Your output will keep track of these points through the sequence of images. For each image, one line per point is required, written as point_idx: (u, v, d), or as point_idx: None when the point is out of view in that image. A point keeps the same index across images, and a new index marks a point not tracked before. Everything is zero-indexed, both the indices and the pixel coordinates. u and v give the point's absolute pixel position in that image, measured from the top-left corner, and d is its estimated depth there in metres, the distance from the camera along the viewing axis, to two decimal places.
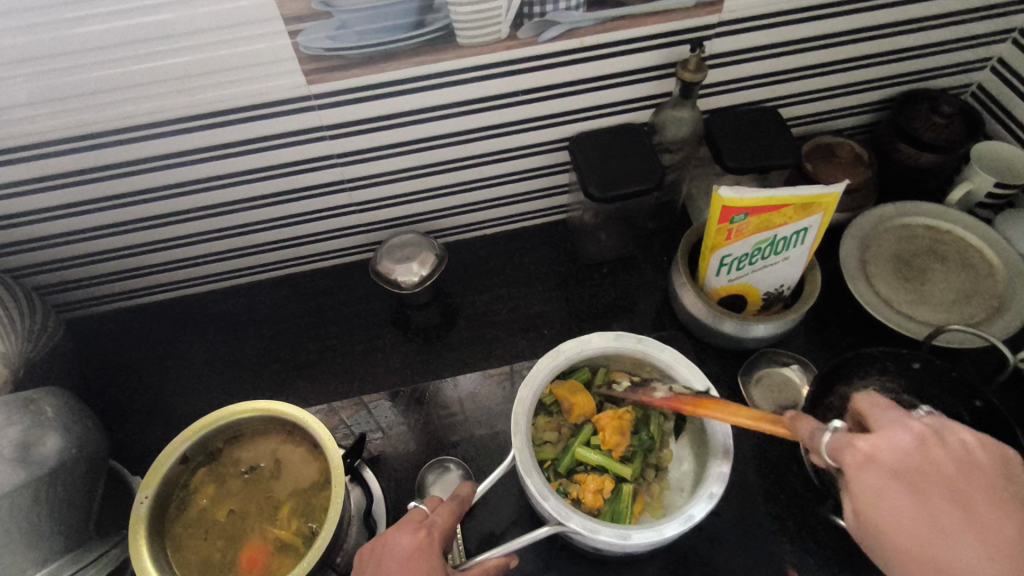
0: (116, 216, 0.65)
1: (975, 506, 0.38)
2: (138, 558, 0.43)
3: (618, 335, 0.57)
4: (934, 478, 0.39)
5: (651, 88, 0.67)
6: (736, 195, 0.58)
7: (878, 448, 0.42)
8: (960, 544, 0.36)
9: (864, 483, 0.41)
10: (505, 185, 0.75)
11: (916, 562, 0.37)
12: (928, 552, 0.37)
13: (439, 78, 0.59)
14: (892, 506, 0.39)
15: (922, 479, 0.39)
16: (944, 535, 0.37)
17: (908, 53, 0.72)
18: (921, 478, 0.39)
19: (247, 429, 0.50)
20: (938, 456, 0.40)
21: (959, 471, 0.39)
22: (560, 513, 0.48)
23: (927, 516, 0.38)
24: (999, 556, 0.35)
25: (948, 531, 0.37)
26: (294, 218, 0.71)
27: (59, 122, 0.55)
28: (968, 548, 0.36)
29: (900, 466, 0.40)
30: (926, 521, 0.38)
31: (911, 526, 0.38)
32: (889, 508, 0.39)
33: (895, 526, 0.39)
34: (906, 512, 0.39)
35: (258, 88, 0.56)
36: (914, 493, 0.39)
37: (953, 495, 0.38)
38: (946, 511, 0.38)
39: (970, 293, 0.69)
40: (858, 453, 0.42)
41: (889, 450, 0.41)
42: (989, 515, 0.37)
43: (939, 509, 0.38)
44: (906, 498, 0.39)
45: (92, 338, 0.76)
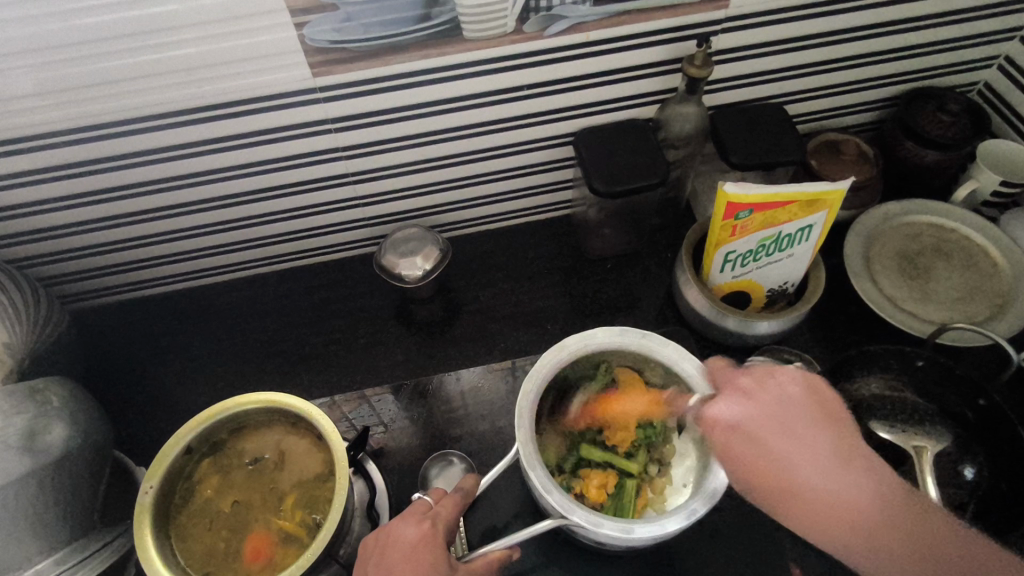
0: (121, 208, 0.65)
1: (817, 440, 0.46)
2: (143, 548, 0.43)
3: (623, 331, 0.57)
4: (783, 425, 0.47)
5: (657, 83, 0.67)
6: (742, 191, 0.58)
7: (733, 415, 0.48)
8: (818, 477, 0.44)
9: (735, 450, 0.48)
10: (509, 180, 0.75)
11: (793, 506, 0.45)
12: (799, 496, 0.45)
13: (445, 72, 0.59)
14: (754, 459, 0.46)
15: (775, 431, 0.47)
16: (804, 475, 0.45)
17: (915, 50, 0.71)
18: (767, 429, 0.47)
19: (252, 420, 0.50)
20: (782, 404, 0.48)
21: (802, 412, 0.47)
22: (564, 507, 0.48)
23: (791, 463, 0.45)
24: (856, 480, 0.44)
25: (809, 471, 0.45)
26: (299, 211, 0.71)
27: (65, 113, 0.55)
28: (832, 481, 0.44)
29: (752, 429, 0.47)
30: (790, 465, 0.45)
31: (774, 473, 0.46)
32: (758, 462, 0.46)
33: (765, 477, 0.46)
34: (769, 461, 0.46)
35: (264, 81, 0.56)
36: (773, 445, 0.46)
37: (801, 436, 0.46)
38: (798, 452, 0.46)
39: (975, 292, 0.69)
40: (723, 421, 0.48)
41: (744, 412, 0.48)
42: (830, 446, 0.46)
43: (795, 452, 0.45)
44: (768, 451, 0.46)
45: (96, 329, 0.76)
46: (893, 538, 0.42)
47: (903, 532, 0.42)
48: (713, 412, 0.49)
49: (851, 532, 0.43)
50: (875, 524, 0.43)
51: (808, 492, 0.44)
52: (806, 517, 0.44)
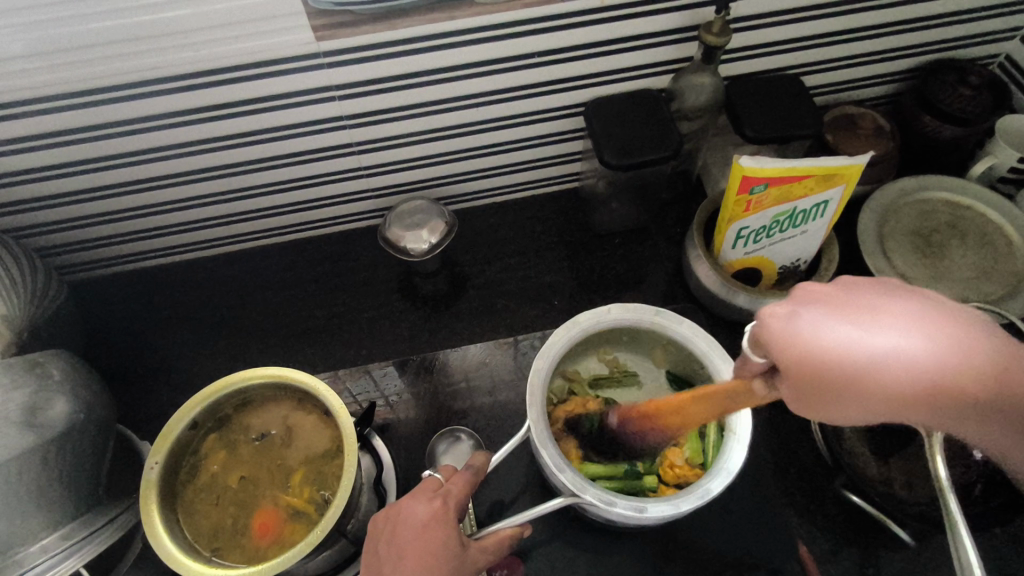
0: (117, 176, 0.63)
1: (895, 316, 0.33)
2: (151, 523, 0.42)
3: (636, 306, 0.55)
4: (840, 308, 0.34)
5: (671, 51, 0.65)
6: (757, 164, 0.57)
7: (862, 328, 0.33)
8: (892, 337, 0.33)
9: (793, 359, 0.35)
10: (517, 152, 0.73)
11: (876, 402, 0.34)
12: (897, 390, 0.33)
13: (453, 37, 0.57)
14: (801, 355, 0.35)
15: (815, 321, 0.34)
16: (887, 369, 0.33)
17: (938, 20, 0.69)
18: (835, 320, 0.34)
19: (257, 395, 0.49)
20: (864, 292, 0.35)
21: (857, 295, 0.35)
22: (577, 486, 0.48)
23: (892, 338, 0.33)
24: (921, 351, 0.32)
25: (880, 316, 0.33)
26: (301, 181, 0.70)
27: (58, 76, 0.53)
28: (936, 364, 0.32)
29: (808, 330, 0.35)
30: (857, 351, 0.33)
31: (834, 366, 0.34)
32: (822, 363, 0.34)
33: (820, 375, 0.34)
34: (823, 357, 0.34)
35: (266, 44, 0.54)
36: (823, 338, 0.34)
37: (860, 312, 0.34)
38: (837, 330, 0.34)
39: (989, 270, 0.68)
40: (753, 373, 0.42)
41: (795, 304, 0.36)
42: (913, 331, 0.33)
43: (859, 334, 0.33)
44: (810, 353, 0.34)
45: (95, 300, 0.74)
46: (937, 396, 0.33)
47: (975, 396, 0.33)
48: (774, 320, 0.36)
49: (888, 401, 0.33)
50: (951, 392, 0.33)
51: (885, 392, 0.33)
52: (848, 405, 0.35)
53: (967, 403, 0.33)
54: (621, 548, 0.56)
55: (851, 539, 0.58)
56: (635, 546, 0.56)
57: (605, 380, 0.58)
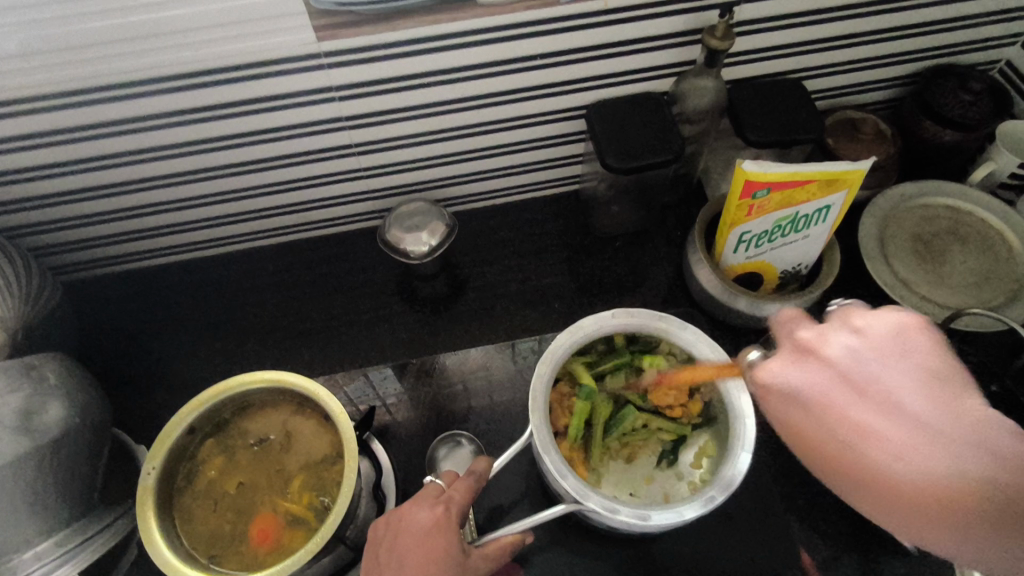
0: (114, 176, 0.63)
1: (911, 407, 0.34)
2: (147, 529, 0.42)
3: (639, 312, 0.55)
4: (855, 377, 0.36)
5: (674, 54, 0.64)
6: (761, 169, 0.57)
7: (881, 413, 0.34)
8: (889, 423, 0.34)
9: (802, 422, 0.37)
10: (518, 154, 0.73)
11: (882, 496, 0.33)
12: (887, 486, 0.33)
13: (456, 38, 0.57)
14: (819, 427, 0.36)
15: (838, 398, 0.36)
16: (886, 449, 0.33)
17: (940, 25, 0.69)
18: (837, 396, 0.36)
19: (256, 400, 0.49)
20: (886, 353, 0.37)
21: (882, 361, 0.36)
22: (579, 492, 0.47)
23: (917, 419, 0.33)
24: (930, 445, 0.32)
25: (906, 402, 0.34)
26: (300, 182, 0.69)
27: (54, 75, 0.52)
28: (940, 459, 0.32)
29: (820, 390, 0.37)
30: (864, 429, 0.34)
31: (835, 432, 0.35)
32: (818, 429, 0.36)
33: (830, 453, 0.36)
34: (826, 424, 0.36)
35: (267, 44, 0.53)
36: (844, 408, 0.35)
37: (886, 373, 0.36)
38: (859, 406, 0.35)
39: (990, 276, 0.68)
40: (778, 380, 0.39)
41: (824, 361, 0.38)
42: (923, 412, 0.34)
43: (872, 414, 0.35)
44: (827, 417, 0.36)
45: (90, 301, 0.73)
46: (944, 503, 0.31)
47: (952, 494, 0.31)
48: (768, 375, 0.39)
49: (908, 501, 0.32)
50: (950, 497, 0.31)
51: (877, 470, 0.33)
52: (886, 507, 0.33)
53: (968, 523, 0.30)
54: (621, 554, 0.55)
55: (849, 545, 0.57)
56: (635, 552, 0.55)
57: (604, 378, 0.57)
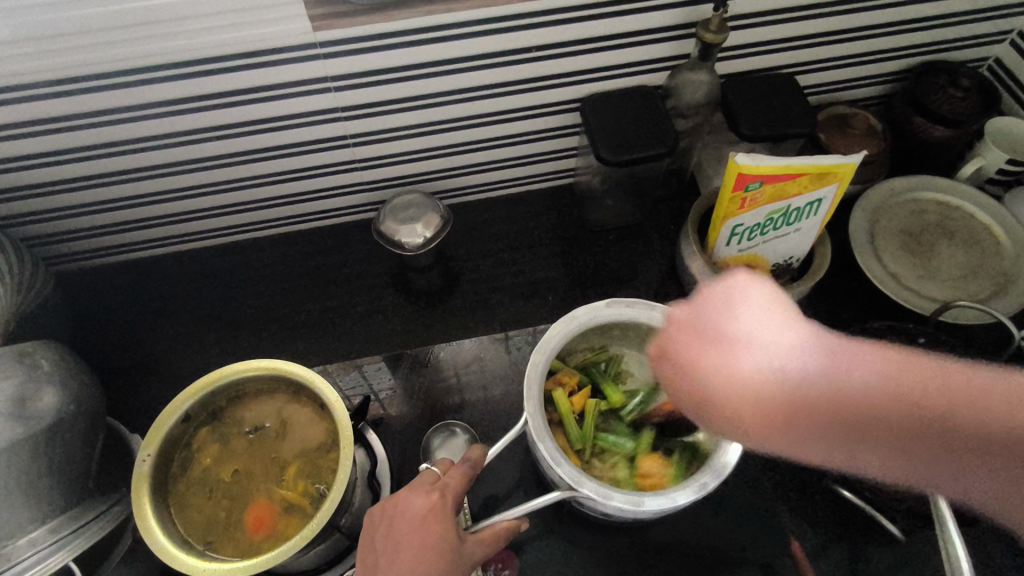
0: (107, 166, 0.62)
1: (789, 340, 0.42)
2: (143, 515, 0.42)
3: (632, 302, 0.55)
4: (787, 384, 0.40)
5: (668, 48, 0.65)
6: (753, 161, 0.57)
7: (767, 355, 0.41)
8: (759, 357, 0.41)
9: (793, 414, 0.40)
10: (512, 147, 0.73)
11: (762, 427, 0.41)
12: (764, 404, 0.40)
13: (452, 29, 0.57)
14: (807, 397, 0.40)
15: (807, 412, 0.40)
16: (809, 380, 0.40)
17: (930, 21, 0.70)
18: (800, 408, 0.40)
19: (251, 388, 0.49)
20: (732, 301, 0.44)
21: (816, 359, 0.41)
22: (574, 480, 0.47)
23: (781, 365, 0.41)
24: (818, 363, 0.41)
25: (761, 337, 0.42)
26: (294, 173, 0.69)
27: (46, 62, 0.51)
28: (808, 374, 0.40)
29: (779, 374, 0.40)
30: (740, 369, 0.41)
31: (811, 396, 0.40)
32: (820, 405, 0.40)
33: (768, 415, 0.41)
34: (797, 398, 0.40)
35: (263, 33, 0.53)
36: (703, 355, 0.44)
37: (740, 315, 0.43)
38: (722, 358, 0.42)
39: (977, 270, 0.69)
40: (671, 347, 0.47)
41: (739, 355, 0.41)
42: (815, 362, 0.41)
43: (750, 360, 0.41)
44: (721, 379, 0.42)
45: (81, 292, 0.73)
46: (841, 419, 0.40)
47: (863, 405, 0.39)
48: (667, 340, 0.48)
49: (771, 423, 0.41)
50: (848, 423, 0.39)
51: (731, 383, 0.42)
52: (793, 428, 0.40)
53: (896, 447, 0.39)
54: (615, 543, 0.56)
55: (838, 534, 0.57)
56: (628, 541, 0.56)
57: (601, 370, 0.59)
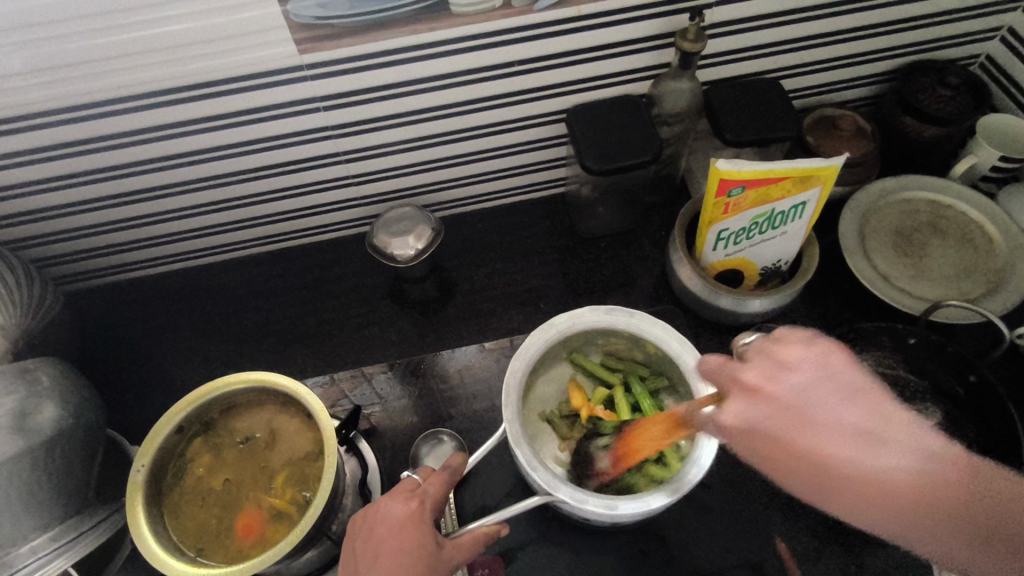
0: (112, 188, 0.65)
1: (895, 419, 0.42)
2: (135, 523, 0.44)
3: (611, 309, 0.56)
4: (804, 406, 0.43)
5: (650, 58, 0.66)
6: (734, 167, 0.58)
7: (899, 461, 0.40)
8: (881, 454, 0.41)
9: (752, 435, 0.44)
10: (502, 158, 0.74)
11: (869, 499, 0.40)
12: (867, 491, 0.40)
13: (435, 47, 0.58)
14: (791, 450, 0.42)
15: (793, 413, 0.42)
16: (869, 468, 0.40)
17: (916, 22, 0.70)
18: (781, 427, 0.42)
19: (242, 400, 0.51)
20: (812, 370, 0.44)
21: (823, 386, 0.43)
22: (550, 484, 0.48)
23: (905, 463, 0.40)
24: (909, 457, 0.41)
25: (902, 442, 0.41)
26: (291, 189, 0.71)
27: (50, 92, 0.54)
28: (873, 461, 0.40)
29: (776, 424, 0.43)
30: (837, 454, 0.41)
31: (796, 450, 0.42)
32: (793, 457, 0.42)
33: (780, 453, 0.42)
34: (788, 451, 0.42)
35: (252, 57, 0.55)
36: (797, 438, 0.42)
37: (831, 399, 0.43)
38: (825, 439, 0.41)
39: (970, 268, 0.68)
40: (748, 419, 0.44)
41: (778, 376, 0.45)
42: (873, 425, 0.42)
43: (844, 442, 0.41)
44: (790, 437, 0.42)
45: (90, 310, 0.76)
46: (921, 504, 0.39)
47: (956, 500, 0.39)
48: (729, 416, 0.45)
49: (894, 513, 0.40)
50: (915, 499, 0.39)
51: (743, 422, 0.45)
52: (843, 498, 0.41)
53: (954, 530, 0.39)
54: (601, 547, 0.56)
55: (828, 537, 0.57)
56: (615, 546, 0.56)
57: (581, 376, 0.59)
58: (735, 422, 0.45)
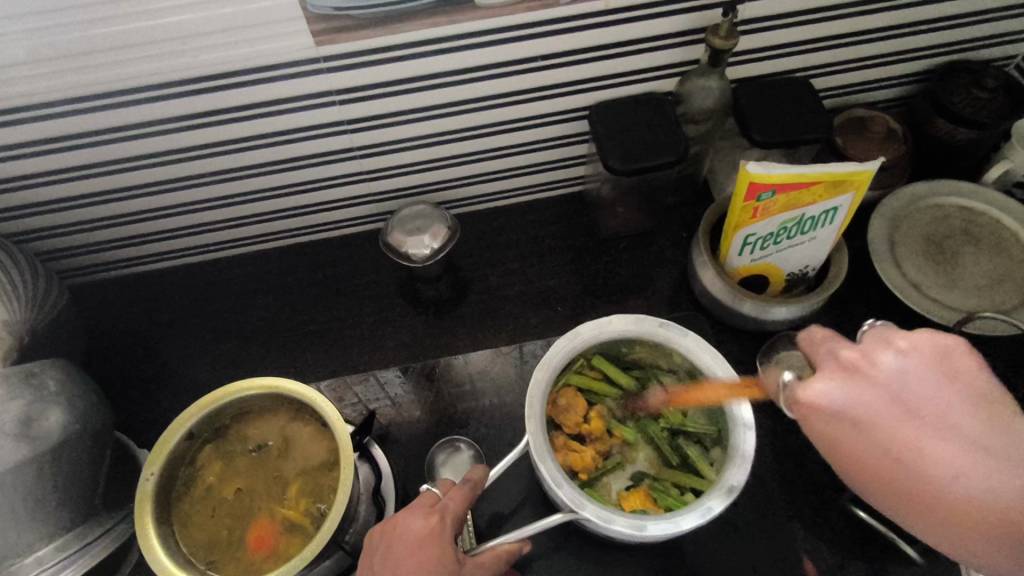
0: (119, 181, 0.63)
1: (1015, 437, 0.36)
2: (145, 535, 0.42)
3: (639, 318, 0.54)
4: (910, 403, 0.37)
5: (678, 54, 0.63)
6: (765, 171, 0.56)
7: (1005, 483, 0.34)
8: (979, 466, 0.35)
9: (840, 425, 0.39)
10: (520, 156, 0.72)
11: (943, 517, 0.35)
12: (940, 506, 0.35)
13: (456, 41, 0.56)
14: (869, 447, 0.38)
15: (898, 409, 0.37)
16: (947, 480, 0.35)
17: (954, 20, 0.67)
18: (875, 415, 0.38)
19: (255, 406, 0.49)
20: (916, 379, 0.38)
21: (934, 387, 0.38)
22: (575, 501, 0.47)
23: (998, 477, 0.34)
24: (1000, 475, 0.34)
25: (966, 455, 0.35)
26: (302, 184, 0.69)
27: (56, 82, 0.52)
28: (970, 470, 0.35)
29: (858, 409, 0.38)
30: (917, 450, 0.36)
31: (871, 453, 0.38)
32: (878, 454, 0.37)
33: (849, 449, 0.39)
34: (886, 457, 0.37)
35: (265, 49, 0.53)
36: (889, 430, 0.37)
37: (918, 387, 0.38)
38: (922, 439, 0.36)
39: (1004, 278, 0.66)
40: (888, 390, 0.38)
41: (874, 372, 0.39)
42: (981, 437, 0.36)
43: (927, 439, 0.36)
44: (883, 436, 0.37)
45: (96, 304, 0.74)
46: (1009, 530, 0.34)
47: None
48: (811, 392, 0.40)
49: (977, 529, 0.34)
50: (1008, 519, 0.34)
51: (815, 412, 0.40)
52: (929, 518, 0.36)
53: None
54: (621, 561, 0.55)
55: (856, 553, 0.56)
56: (635, 560, 0.55)
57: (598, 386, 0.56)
58: (806, 408, 0.41)
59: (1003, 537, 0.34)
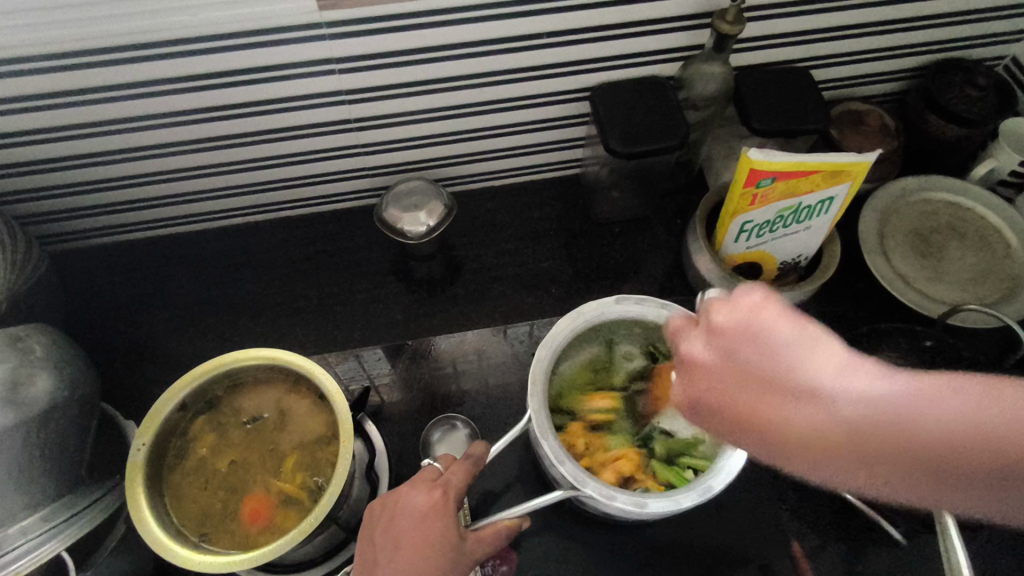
0: (104, 144, 0.61)
1: (852, 377, 0.37)
2: (137, 506, 0.41)
3: (641, 300, 0.55)
4: (772, 370, 0.37)
5: (682, 38, 0.63)
6: (766, 157, 0.56)
7: (847, 394, 0.36)
8: (841, 389, 0.36)
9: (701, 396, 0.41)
10: (519, 135, 0.72)
11: (810, 457, 0.37)
12: (819, 440, 0.36)
13: (460, 13, 0.55)
14: (730, 405, 0.39)
15: (773, 386, 0.37)
16: (813, 422, 0.36)
17: (950, 18, 0.68)
18: (726, 373, 0.40)
19: (250, 377, 0.48)
20: (772, 333, 0.38)
21: (795, 347, 0.38)
22: (575, 478, 0.47)
23: (868, 395, 0.36)
24: (828, 406, 0.36)
25: (830, 379, 0.36)
26: (296, 156, 0.67)
27: (41, 36, 0.49)
28: (823, 411, 0.36)
29: (705, 368, 0.41)
30: (789, 417, 0.37)
31: (753, 417, 0.38)
32: (759, 416, 0.38)
33: (726, 412, 0.40)
34: (750, 412, 0.38)
35: (265, 11, 0.51)
36: (760, 399, 0.38)
37: (760, 343, 0.38)
38: (790, 402, 0.37)
39: (986, 273, 0.68)
40: (728, 353, 0.40)
41: (707, 341, 0.41)
42: (837, 385, 0.36)
43: (799, 406, 0.37)
44: (752, 398, 0.38)
45: (76, 272, 0.72)
46: (856, 450, 0.36)
47: (897, 444, 0.35)
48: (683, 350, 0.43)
49: (835, 457, 0.36)
50: (851, 445, 0.36)
51: (787, 430, 0.37)
52: (812, 461, 0.37)
53: (940, 473, 0.35)
54: (612, 541, 0.55)
55: (840, 537, 0.57)
56: (625, 540, 0.55)
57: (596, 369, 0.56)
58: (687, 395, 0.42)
59: (855, 464, 0.36)
